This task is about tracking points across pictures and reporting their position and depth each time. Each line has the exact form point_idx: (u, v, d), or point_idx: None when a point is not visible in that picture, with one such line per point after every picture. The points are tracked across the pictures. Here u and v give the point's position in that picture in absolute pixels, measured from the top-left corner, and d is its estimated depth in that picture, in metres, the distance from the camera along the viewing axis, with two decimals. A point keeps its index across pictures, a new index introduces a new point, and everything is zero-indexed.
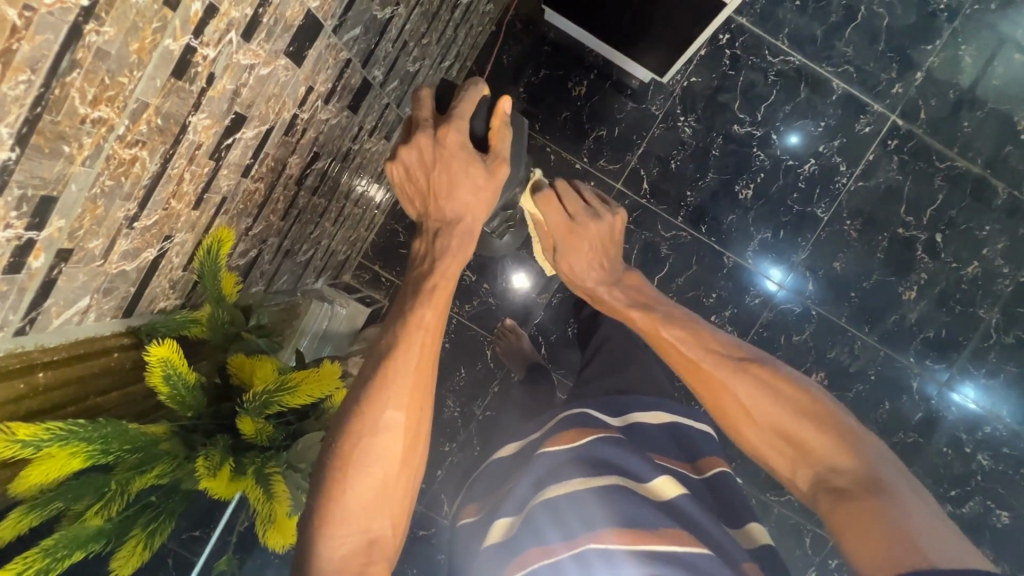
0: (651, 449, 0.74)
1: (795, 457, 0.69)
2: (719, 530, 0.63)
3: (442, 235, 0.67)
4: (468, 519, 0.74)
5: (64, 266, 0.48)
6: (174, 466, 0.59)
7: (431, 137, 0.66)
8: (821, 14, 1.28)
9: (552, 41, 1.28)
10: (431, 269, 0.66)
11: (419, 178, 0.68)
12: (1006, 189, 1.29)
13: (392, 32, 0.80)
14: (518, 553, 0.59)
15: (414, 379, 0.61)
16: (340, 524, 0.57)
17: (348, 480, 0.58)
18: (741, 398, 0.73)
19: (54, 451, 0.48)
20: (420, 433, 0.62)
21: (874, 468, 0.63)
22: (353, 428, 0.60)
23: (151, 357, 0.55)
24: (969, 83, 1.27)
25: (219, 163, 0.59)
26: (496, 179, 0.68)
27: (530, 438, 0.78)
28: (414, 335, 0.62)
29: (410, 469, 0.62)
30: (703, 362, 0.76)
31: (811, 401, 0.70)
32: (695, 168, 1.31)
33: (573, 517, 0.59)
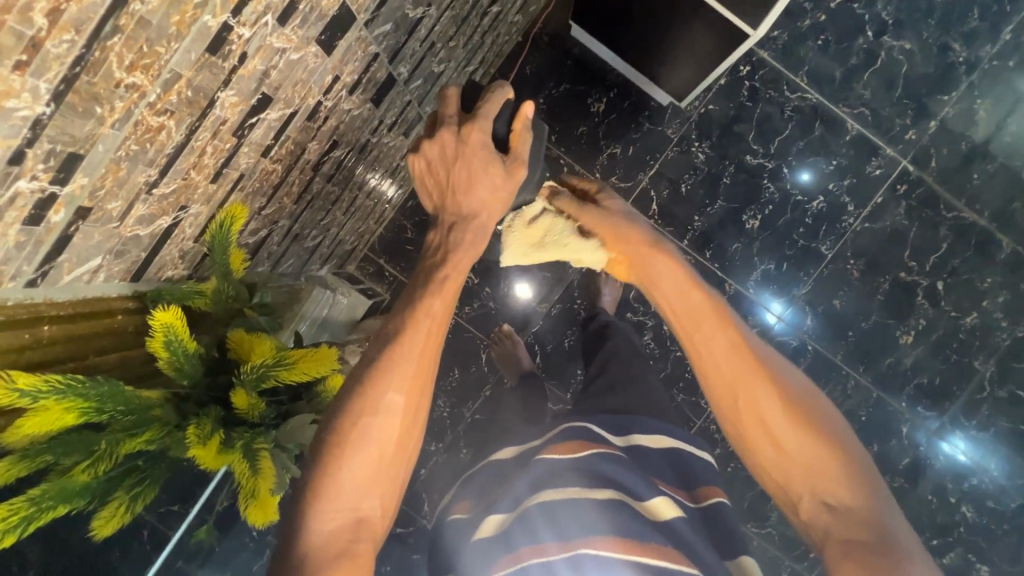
0: (655, 475, 0.73)
1: (802, 486, 0.65)
2: (711, 555, 0.62)
3: (457, 229, 0.68)
4: (457, 517, 0.73)
5: (81, 224, 0.49)
6: (164, 432, 0.60)
7: (454, 133, 0.68)
8: (841, 56, 1.30)
9: (576, 57, 1.31)
10: (444, 260, 0.67)
11: (436, 172, 0.69)
12: (1011, 244, 1.30)
13: (421, 32, 0.82)
14: (514, 548, 0.60)
15: (417, 365, 0.62)
16: (333, 499, 0.58)
17: (344, 457, 0.59)
18: (765, 411, 0.67)
19: (50, 405, 0.49)
20: (418, 419, 0.63)
21: (881, 517, 0.61)
22: (353, 407, 0.60)
23: (155, 322, 0.55)
24: (982, 136, 1.29)
25: (242, 140, 0.60)
26: (512, 181, 0.70)
27: (529, 445, 0.78)
28: (420, 324, 0.63)
29: (404, 454, 0.62)
30: (732, 366, 0.69)
31: (829, 429, 0.66)
32: (705, 194, 1.33)
33: (570, 520, 0.59)
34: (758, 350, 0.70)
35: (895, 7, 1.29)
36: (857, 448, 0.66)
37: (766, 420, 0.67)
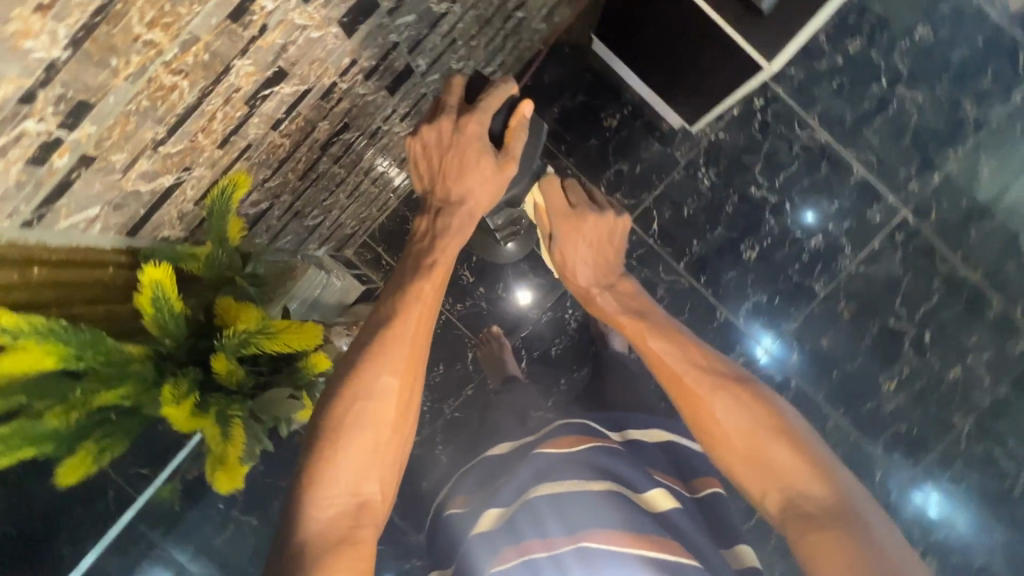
0: (651, 464, 0.76)
1: (766, 479, 0.67)
2: (709, 546, 0.66)
3: (444, 214, 0.71)
4: (456, 510, 0.77)
5: (84, 171, 0.49)
6: (141, 390, 0.60)
7: (452, 122, 0.69)
8: (854, 100, 1.32)
9: (595, 71, 1.32)
10: (432, 246, 0.70)
11: (431, 157, 0.71)
12: (1001, 304, 1.31)
13: (443, 28, 0.83)
14: (520, 539, 0.64)
15: (410, 347, 0.65)
16: (331, 484, 0.59)
17: (342, 441, 0.60)
18: (720, 415, 0.71)
19: (29, 347, 0.50)
20: (414, 399, 0.65)
21: (845, 497, 0.63)
22: (348, 391, 0.63)
23: (144, 277, 0.55)
24: (983, 194, 1.31)
25: (253, 110, 0.61)
26: (505, 173, 0.70)
27: (525, 441, 0.82)
28: (411, 307, 0.66)
29: (401, 434, 0.64)
30: (685, 373, 0.74)
31: (783, 423, 0.69)
32: (706, 220, 1.34)
33: (572, 513, 0.63)
34: (708, 358, 0.76)
35: (911, 59, 1.31)
36: (816, 438, 0.70)
37: (724, 423, 0.70)
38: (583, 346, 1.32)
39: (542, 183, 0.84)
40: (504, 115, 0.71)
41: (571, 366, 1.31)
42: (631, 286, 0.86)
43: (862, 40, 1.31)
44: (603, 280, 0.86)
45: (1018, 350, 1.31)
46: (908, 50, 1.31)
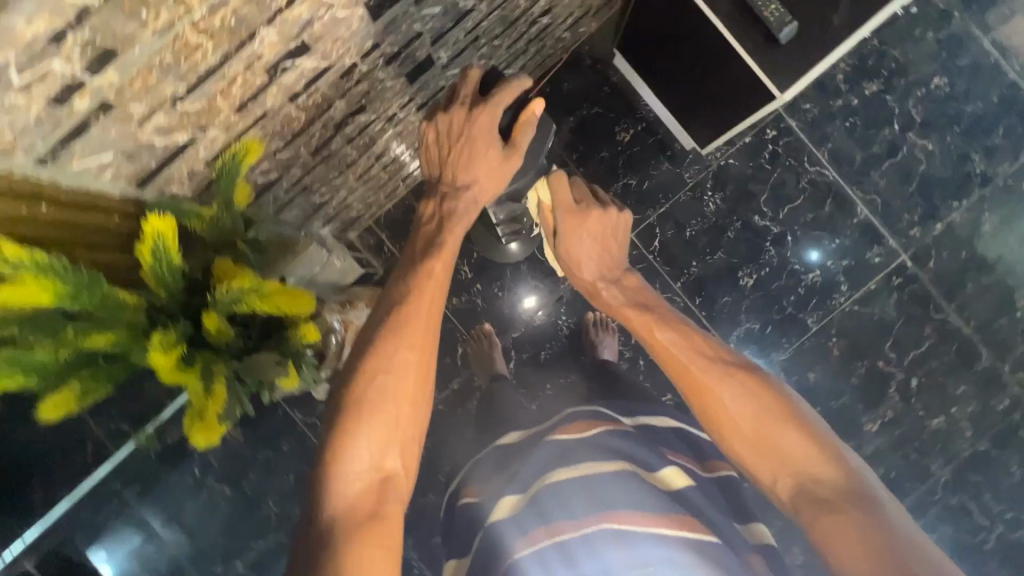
0: (663, 445, 0.79)
1: (778, 466, 0.67)
2: (725, 522, 0.70)
3: (449, 198, 0.74)
4: (468, 500, 0.77)
5: (102, 117, 0.51)
6: (130, 338, 0.61)
7: (465, 113, 0.71)
8: (864, 141, 1.34)
9: (614, 85, 1.34)
10: (441, 230, 0.73)
11: (440, 145, 0.73)
12: (990, 358, 1.32)
13: (468, 24, 0.85)
14: (548, 520, 0.65)
15: (425, 325, 0.67)
16: (353, 460, 0.60)
17: (362, 416, 0.62)
18: (729, 403, 0.71)
19: (27, 280, 0.51)
20: (431, 375, 0.67)
21: (857, 479, 0.63)
22: (366, 368, 0.64)
23: (146, 227, 0.57)
24: (983, 247, 1.32)
25: (273, 79, 0.62)
26: (511, 161, 0.74)
27: (533, 430, 0.83)
28: (422, 284, 0.69)
29: (421, 407, 0.65)
30: (693, 364, 0.76)
31: (791, 409, 0.70)
32: (707, 242, 1.35)
33: (599, 493, 0.65)
34: (714, 351, 0.77)
35: (925, 108, 1.33)
36: (823, 424, 0.70)
37: (733, 410, 0.70)
38: (572, 352, 1.33)
39: (547, 180, 0.86)
40: (512, 113, 0.74)
41: (559, 371, 1.32)
42: (635, 281, 0.90)
43: (879, 83, 1.33)
44: (608, 274, 0.89)
45: (1003, 406, 1.31)
46: (922, 99, 1.33)
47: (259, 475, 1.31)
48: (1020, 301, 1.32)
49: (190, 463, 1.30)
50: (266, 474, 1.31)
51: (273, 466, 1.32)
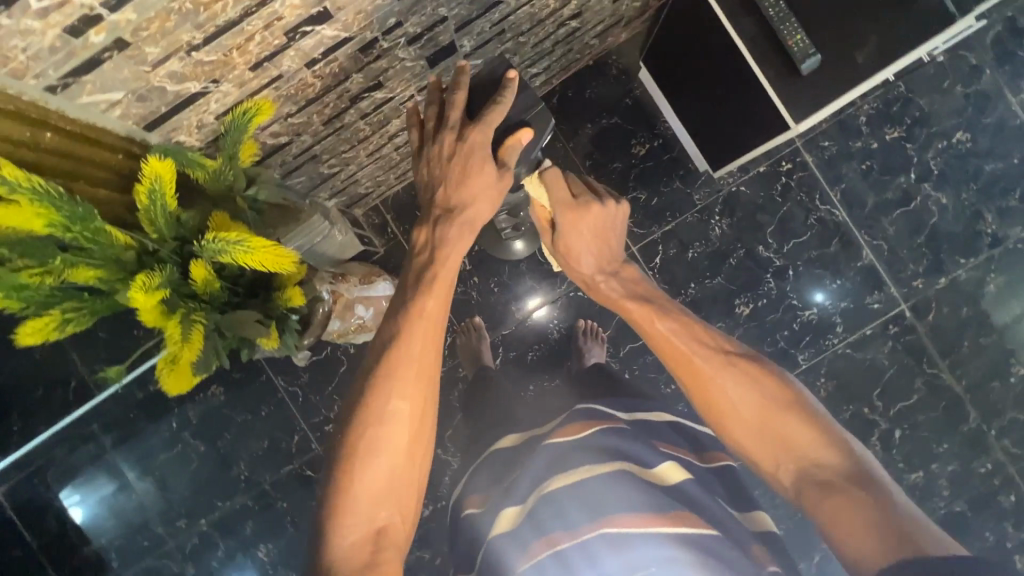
0: (656, 438, 0.78)
1: (779, 452, 0.68)
2: (721, 510, 0.70)
3: (443, 222, 0.69)
4: (470, 511, 0.77)
5: (115, 55, 0.52)
6: (118, 276, 0.63)
7: (454, 139, 0.69)
8: (879, 186, 1.33)
9: (636, 98, 1.34)
10: (433, 259, 0.68)
11: (433, 169, 0.71)
12: (978, 419, 1.30)
13: (495, 16, 0.85)
14: (546, 533, 0.65)
15: (419, 367, 0.63)
16: (348, 515, 0.58)
17: (356, 468, 0.59)
18: (731, 394, 0.71)
19: (22, 204, 0.52)
20: (427, 416, 0.64)
21: (854, 461, 0.64)
22: (361, 419, 0.61)
23: (146, 169, 0.58)
24: (985, 308, 1.31)
25: (291, 42, 0.63)
26: (505, 183, 0.71)
27: (530, 434, 0.84)
28: (415, 325, 0.64)
29: (416, 455, 0.62)
30: (694, 353, 0.75)
31: (789, 396, 0.71)
32: (708, 266, 1.35)
33: (597, 501, 0.65)
34: (712, 339, 0.76)
35: (943, 161, 1.32)
36: (819, 408, 0.71)
37: (735, 399, 0.71)
38: (559, 356, 1.33)
39: (543, 173, 0.82)
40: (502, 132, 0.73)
41: (543, 375, 1.32)
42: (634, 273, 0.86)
43: (900, 130, 1.33)
44: (607, 266, 0.84)
45: (984, 469, 1.30)
46: (942, 151, 1.32)
47: (234, 437, 1.31)
48: (1015, 366, 1.30)
49: (169, 415, 1.31)
50: (241, 436, 1.31)
51: (249, 429, 1.32)
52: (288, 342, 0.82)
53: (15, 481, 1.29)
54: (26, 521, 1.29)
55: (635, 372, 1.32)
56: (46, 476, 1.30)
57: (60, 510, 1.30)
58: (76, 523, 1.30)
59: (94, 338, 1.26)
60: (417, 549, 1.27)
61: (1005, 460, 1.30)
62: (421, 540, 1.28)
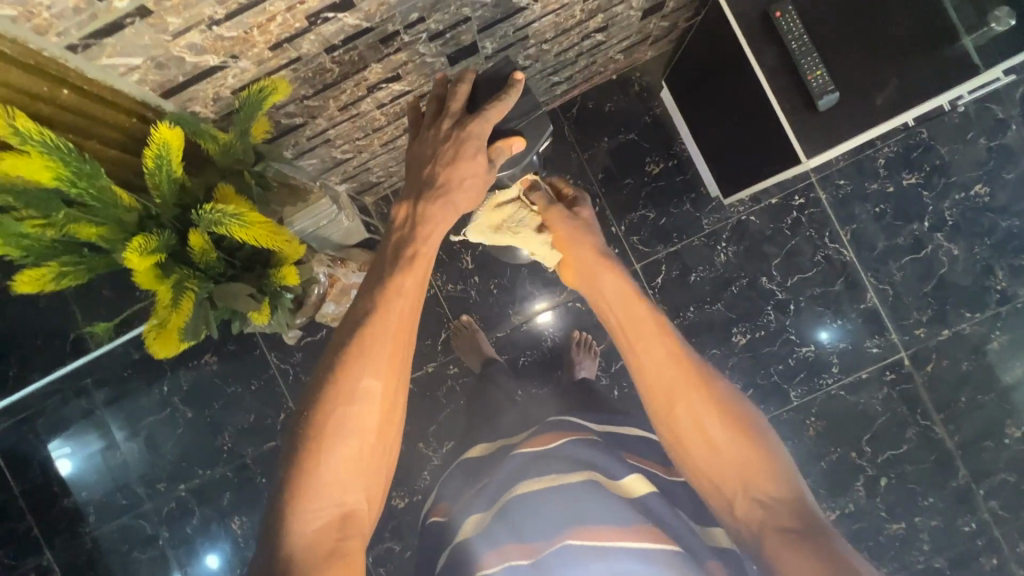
0: (625, 449, 0.80)
1: (735, 484, 0.66)
2: (687, 527, 0.69)
3: (427, 197, 0.67)
4: (437, 518, 0.80)
5: (137, 21, 0.53)
6: (118, 236, 0.65)
7: (451, 124, 0.69)
8: (890, 231, 1.32)
9: (655, 116, 1.34)
10: (415, 236, 0.66)
11: (424, 147, 0.69)
12: (967, 477, 1.28)
13: (519, 21, 0.86)
14: (520, 539, 0.68)
15: (393, 348, 0.62)
16: (313, 498, 0.58)
17: (324, 452, 0.59)
18: (697, 415, 0.68)
19: (32, 155, 0.54)
20: (397, 403, 0.63)
21: (803, 501, 0.65)
22: (331, 398, 0.60)
23: (156, 136, 0.59)
24: (986, 365, 1.29)
25: (312, 27, 0.64)
26: (489, 178, 0.72)
27: (504, 444, 0.87)
28: (392, 301, 0.63)
29: (384, 440, 0.62)
30: (668, 367, 0.71)
31: (752, 426, 0.69)
32: (709, 291, 1.34)
33: (568, 512, 0.67)
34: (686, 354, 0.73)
35: (959, 212, 1.30)
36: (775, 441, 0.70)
37: (706, 426, 0.68)
38: (550, 365, 1.33)
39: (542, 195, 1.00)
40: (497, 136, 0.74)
41: (532, 382, 1.32)
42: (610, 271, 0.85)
43: (918, 177, 1.31)
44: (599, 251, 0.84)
45: (968, 528, 1.27)
46: (959, 203, 1.30)
47: (221, 407, 1.33)
48: (1010, 428, 1.28)
49: (161, 378, 1.33)
50: (228, 408, 1.33)
51: (236, 402, 1.33)
52: (279, 320, 0.83)
53: (6, 426, 1.32)
54: (11, 466, 1.32)
55: (624, 389, 1.32)
56: (36, 424, 1.32)
57: (45, 459, 1.32)
58: (59, 475, 1.32)
59: (97, 295, 1.28)
60: (388, 541, 1.28)
61: (991, 521, 1.27)
62: (393, 532, 1.28)
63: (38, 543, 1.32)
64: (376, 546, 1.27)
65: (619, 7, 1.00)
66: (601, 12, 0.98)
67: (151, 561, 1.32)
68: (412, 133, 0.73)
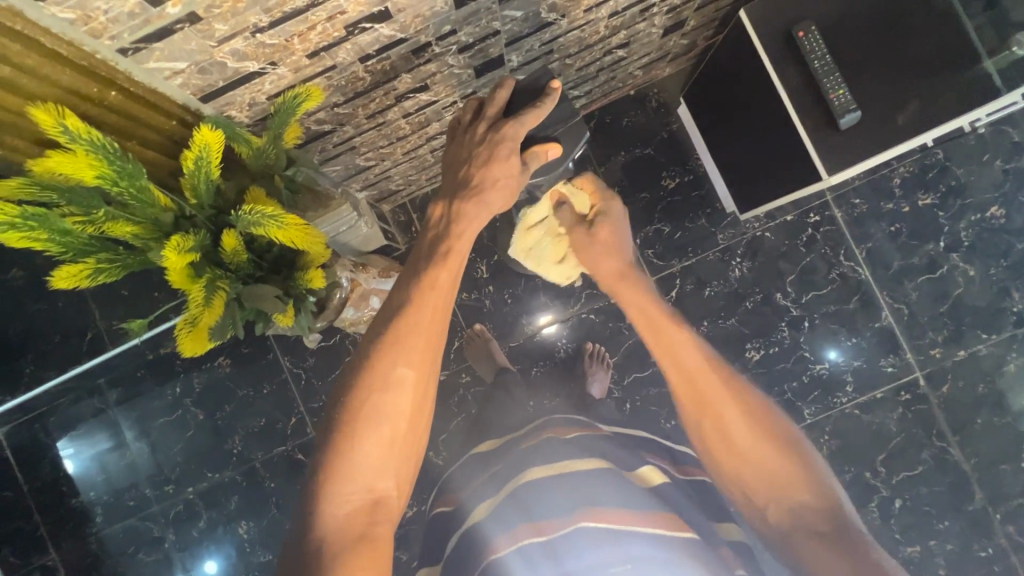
0: (643, 448, 0.81)
1: (770, 492, 0.67)
2: (701, 520, 0.70)
3: (461, 198, 0.68)
4: (443, 508, 0.80)
5: (187, 27, 0.55)
6: (154, 235, 0.66)
7: (485, 128, 0.71)
8: (906, 250, 1.32)
9: (672, 132, 1.36)
10: (448, 234, 0.67)
11: (461, 150, 0.71)
12: (983, 500, 1.26)
13: (545, 35, 0.88)
14: (533, 518, 0.67)
15: (426, 338, 0.63)
16: (344, 482, 0.58)
17: (356, 436, 0.59)
18: (733, 426, 0.69)
19: (79, 154, 0.56)
20: (426, 395, 0.63)
21: (839, 508, 0.65)
22: (363, 384, 0.61)
23: (197, 137, 0.61)
24: (1002, 387, 1.28)
25: (349, 37, 0.66)
26: (522, 180, 0.72)
27: (512, 438, 0.87)
28: (425, 296, 0.63)
29: (413, 431, 0.62)
30: (704, 380, 0.71)
31: (788, 437, 0.69)
32: (723, 306, 1.34)
33: (585, 493, 0.67)
34: (722, 367, 0.73)
35: (975, 234, 1.31)
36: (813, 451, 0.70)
37: (737, 439, 0.69)
38: (562, 376, 1.32)
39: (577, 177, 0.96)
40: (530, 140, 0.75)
41: (544, 392, 1.32)
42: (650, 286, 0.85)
43: (934, 197, 1.32)
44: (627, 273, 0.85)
45: (984, 554, 1.25)
46: (974, 224, 1.31)
47: (233, 410, 1.33)
48: None
49: (174, 380, 1.33)
50: (240, 411, 1.33)
51: (248, 405, 1.33)
52: (302, 322, 0.83)
53: (18, 423, 1.32)
54: (22, 463, 1.32)
55: (636, 403, 1.32)
56: (48, 422, 1.33)
57: (55, 458, 1.32)
58: (68, 474, 1.32)
59: (116, 295, 1.30)
60: (395, 550, 1.27)
61: (1008, 547, 1.25)
62: (400, 540, 1.27)
63: (44, 543, 1.31)
64: None
65: (641, 24, 1.02)
66: (625, 29, 1.00)
67: (155, 563, 1.31)
68: (449, 136, 0.75)
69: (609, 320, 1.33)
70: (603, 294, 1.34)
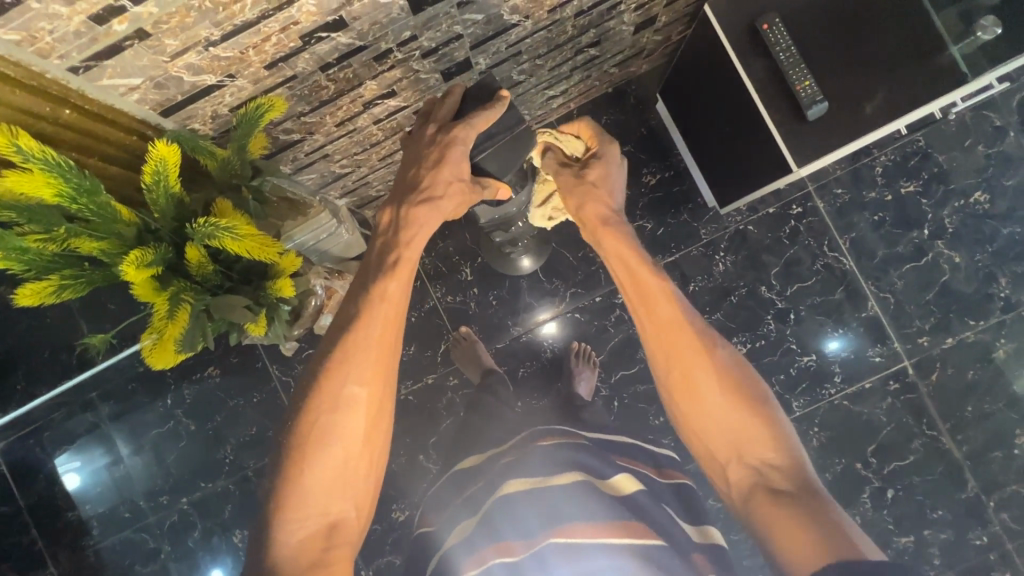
0: (615, 451, 0.81)
1: (731, 448, 0.69)
2: (674, 526, 0.70)
3: (410, 202, 0.68)
4: (425, 529, 0.80)
5: (136, 43, 0.56)
6: (117, 249, 0.67)
7: (433, 133, 0.70)
8: (890, 239, 1.32)
9: (650, 128, 1.36)
10: (401, 241, 0.67)
11: (410, 154, 0.71)
12: (976, 488, 1.26)
13: (510, 37, 0.88)
14: (500, 539, 0.67)
15: (378, 353, 0.63)
16: (299, 508, 0.60)
17: (306, 462, 0.61)
18: (702, 381, 0.70)
19: (32, 173, 0.57)
20: (383, 411, 0.64)
21: (799, 463, 0.67)
22: (318, 405, 0.62)
23: (152, 153, 0.62)
24: (992, 373, 1.27)
25: (306, 46, 0.67)
26: (473, 194, 0.73)
27: (489, 455, 0.87)
28: (375, 308, 0.64)
29: (371, 446, 0.63)
30: (678, 333, 0.72)
31: (752, 394, 0.70)
32: (708, 301, 1.34)
33: (553, 510, 0.67)
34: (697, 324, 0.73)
35: (959, 220, 1.30)
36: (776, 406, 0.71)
37: (704, 392, 0.70)
38: (550, 376, 1.32)
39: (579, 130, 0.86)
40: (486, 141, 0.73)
41: (531, 392, 1.32)
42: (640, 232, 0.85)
43: (917, 184, 1.31)
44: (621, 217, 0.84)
45: (979, 542, 1.25)
46: (959, 210, 1.30)
47: (224, 419, 1.34)
48: (1019, 438, 1.25)
49: (164, 392, 1.34)
50: (230, 421, 1.34)
51: (238, 415, 1.34)
52: (276, 331, 0.84)
53: (12, 439, 1.34)
54: (18, 479, 1.33)
55: (624, 400, 1.31)
56: (43, 437, 1.34)
57: (50, 473, 1.34)
58: (63, 488, 1.33)
59: (103, 310, 1.30)
60: (388, 554, 1.27)
61: (1003, 535, 1.24)
62: (393, 544, 1.28)
63: (42, 557, 1.32)
64: (376, 559, 1.27)
65: (611, 22, 1.02)
66: (593, 27, 1.00)
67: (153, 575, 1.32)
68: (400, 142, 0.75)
69: (594, 318, 1.33)
70: (588, 292, 1.34)
